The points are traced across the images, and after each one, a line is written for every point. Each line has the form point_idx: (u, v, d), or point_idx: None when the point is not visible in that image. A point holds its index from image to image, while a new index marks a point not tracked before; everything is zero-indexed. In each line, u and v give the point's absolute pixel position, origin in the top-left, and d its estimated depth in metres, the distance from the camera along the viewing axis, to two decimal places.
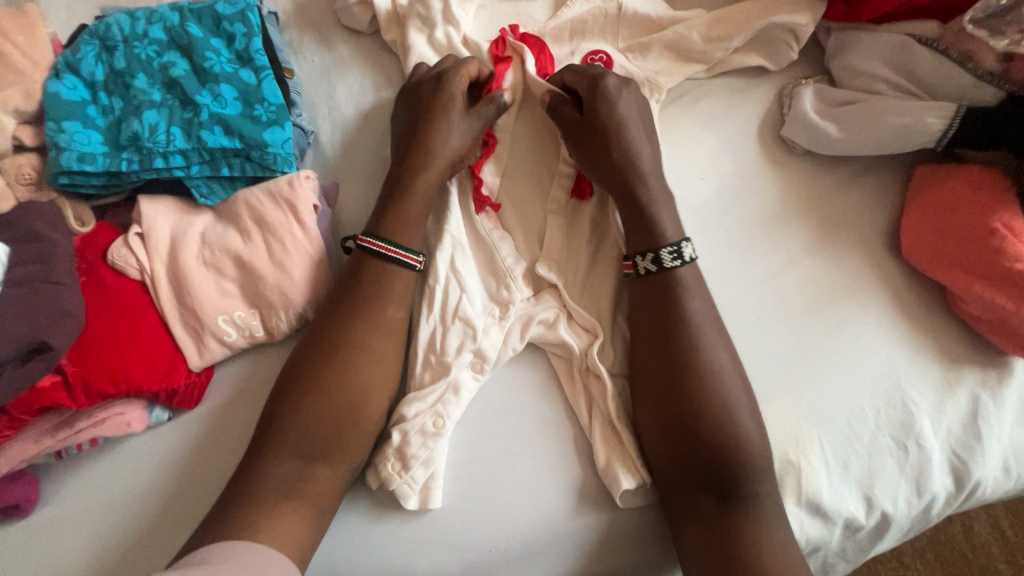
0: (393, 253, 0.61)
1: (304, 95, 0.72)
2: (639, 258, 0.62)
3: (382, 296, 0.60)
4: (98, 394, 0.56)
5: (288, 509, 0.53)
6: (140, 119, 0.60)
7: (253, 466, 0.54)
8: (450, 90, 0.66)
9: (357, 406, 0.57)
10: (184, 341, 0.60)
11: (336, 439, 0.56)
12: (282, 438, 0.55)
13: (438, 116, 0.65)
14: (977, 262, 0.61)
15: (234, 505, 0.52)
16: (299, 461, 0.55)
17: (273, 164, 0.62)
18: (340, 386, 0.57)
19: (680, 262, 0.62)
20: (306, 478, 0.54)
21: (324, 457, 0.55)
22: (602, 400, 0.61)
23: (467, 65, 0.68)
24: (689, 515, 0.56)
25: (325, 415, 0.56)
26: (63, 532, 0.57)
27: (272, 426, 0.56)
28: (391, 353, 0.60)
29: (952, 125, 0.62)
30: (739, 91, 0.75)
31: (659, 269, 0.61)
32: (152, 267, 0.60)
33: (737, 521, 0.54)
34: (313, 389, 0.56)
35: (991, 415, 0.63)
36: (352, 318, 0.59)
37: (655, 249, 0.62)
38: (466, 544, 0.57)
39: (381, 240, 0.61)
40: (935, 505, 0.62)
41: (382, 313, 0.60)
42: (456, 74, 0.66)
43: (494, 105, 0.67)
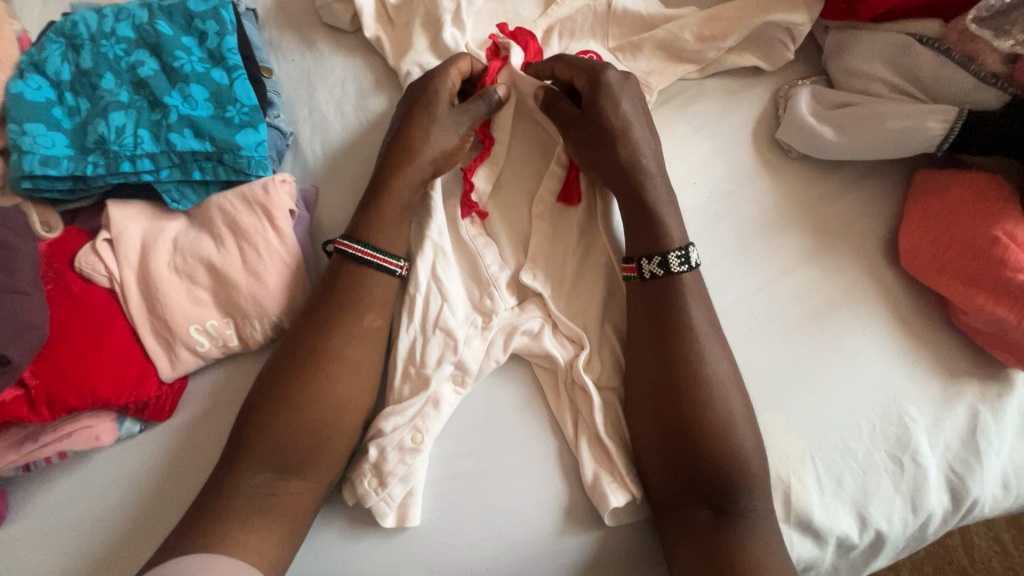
0: (373, 258, 0.59)
1: (283, 95, 0.70)
2: (645, 261, 0.60)
3: (359, 305, 0.58)
4: (62, 407, 0.54)
5: (257, 527, 0.51)
6: (107, 121, 0.58)
7: (222, 481, 0.52)
8: (435, 89, 0.63)
9: (332, 420, 0.55)
10: (155, 351, 0.58)
11: (310, 453, 0.54)
12: (253, 452, 0.53)
13: (421, 118, 0.63)
14: (977, 272, 0.59)
15: (201, 524, 0.50)
16: (269, 478, 0.53)
17: (246, 168, 0.60)
18: (314, 399, 0.55)
19: (686, 267, 0.60)
20: (277, 494, 0.52)
21: (299, 469, 0.53)
22: (588, 414, 0.59)
23: (458, 63, 0.66)
24: (676, 533, 0.54)
25: (298, 429, 0.54)
26: (28, 548, 0.55)
27: (243, 440, 0.54)
28: (369, 364, 0.58)
29: (954, 130, 0.59)
30: (732, 92, 0.72)
31: (666, 273, 0.59)
32: (122, 274, 0.58)
33: (726, 543, 0.52)
34: (285, 401, 0.54)
35: (991, 430, 0.61)
36: (328, 328, 0.57)
37: (662, 252, 0.60)
38: (444, 562, 0.56)
39: (360, 243, 0.59)
40: (932, 523, 0.59)
41: (359, 323, 0.58)
42: (448, 71, 0.64)
43: (483, 103, 0.65)
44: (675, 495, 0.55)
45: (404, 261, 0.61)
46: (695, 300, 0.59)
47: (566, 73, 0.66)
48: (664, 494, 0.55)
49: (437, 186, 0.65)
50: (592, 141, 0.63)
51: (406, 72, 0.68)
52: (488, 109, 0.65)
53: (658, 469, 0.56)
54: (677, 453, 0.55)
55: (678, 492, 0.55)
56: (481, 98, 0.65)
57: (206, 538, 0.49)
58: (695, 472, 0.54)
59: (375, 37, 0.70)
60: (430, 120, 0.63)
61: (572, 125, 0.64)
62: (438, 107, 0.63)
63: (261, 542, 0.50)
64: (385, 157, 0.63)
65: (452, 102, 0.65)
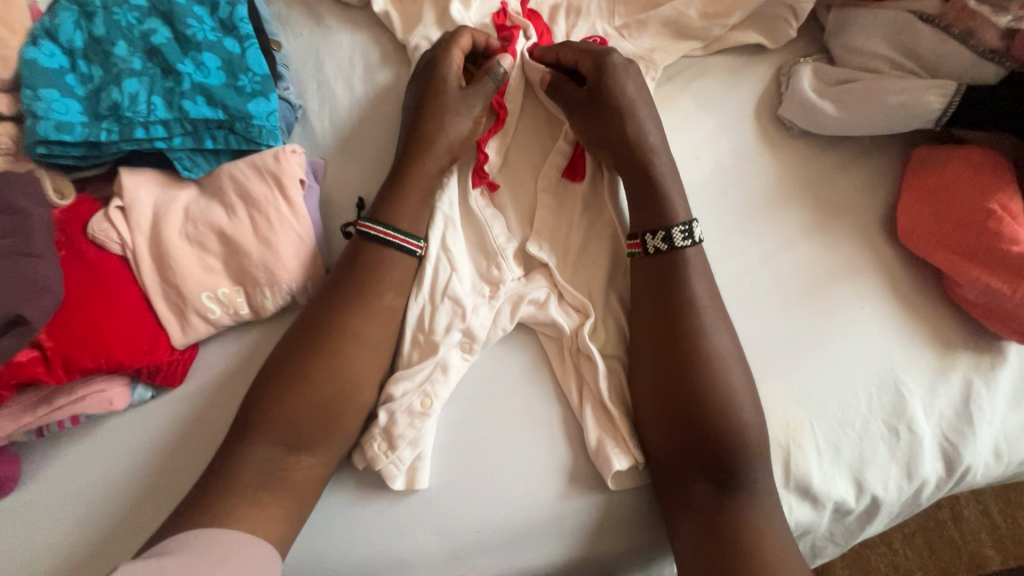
0: (393, 239, 0.60)
1: (291, 68, 0.71)
2: (649, 236, 0.62)
3: (373, 281, 0.59)
4: (79, 369, 0.55)
5: (265, 502, 0.52)
6: (121, 88, 0.59)
7: (230, 454, 0.53)
8: (443, 71, 0.65)
9: (343, 393, 0.56)
10: (168, 317, 0.59)
11: (324, 427, 0.55)
12: (263, 428, 0.54)
13: (432, 99, 0.64)
14: (973, 245, 0.60)
15: (213, 488, 0.51)
16: (283, 448, 0.54)
17: (258, 137, 0.60)
18: (329, 371, 0.56)
19: (690, 241, 0.61)
20: (286, 468, 0.53)
21: (309, 444, 0.54)
22: (593, 382, 0.60)
23: (460, 36, 0.66)
24: (671, 501, 0.56)
25: (309, 402, 0.55)
26: (44, 510, 0.56)
27: (252, 415, 0.54)
28: (382, 340, 0.59)
29: (953, 104, 0.61)
30: (737, 70, 0.73)
31: (670, 247, 0.60)
32: (134, 241, 0.59)
33: (727, 513, 0.54)
34: (298, 375, 0.55)
35: (984, 399, 0.62)
36: (342, 303, 0.58)
37: (666, 227, 0.61)
38: (453, 526, 0.57)
39: (381, 225, 0.60)
40: (926, 489, 0.61)
41: (373, 300, 0.59)
42: (449, 53, 0.65)
43: (489, 78, 0.66)
44: (678, 467, 0.56)
45: (423, 241, 0.62)
46: (699, 269, 0.61)
47: (569, 57, 0.67)
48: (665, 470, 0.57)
49: (454, 167, 0.66)
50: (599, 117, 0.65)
51: (415, 45, 0.69)
52: (495, 84, 0.66)
53: (657, 439, 0.57)
54: (681, 424, 0.56)
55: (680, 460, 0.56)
56: (488, 75, 0.66)
57: (219, 512, 0.50)
58: (698, 446, 0.55)
59: (383, 11, 0.71)
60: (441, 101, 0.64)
61: (579, 104, 0.66)
62: (447, 89, 0.65)
63: (265, 512, 0.52)
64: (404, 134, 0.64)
65: (460, 85, 0.66)
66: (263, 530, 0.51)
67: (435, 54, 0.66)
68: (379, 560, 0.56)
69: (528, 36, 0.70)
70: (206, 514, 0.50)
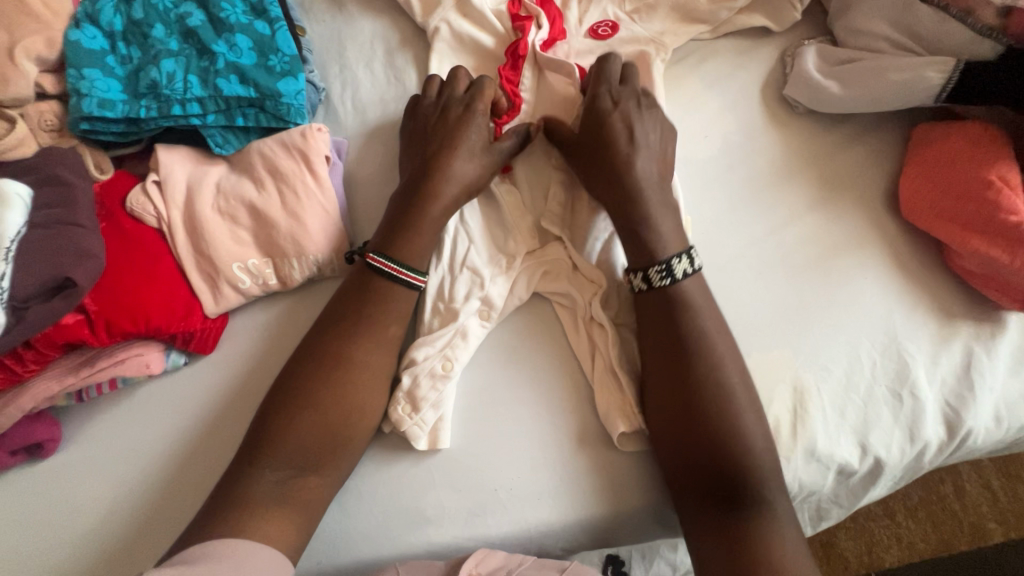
0: (402, 275, 0.61)
1: (315, 53, 0.75)
2: (632, 275, 0.62)
3: (378, 311, 0.60)
4: (120, 332, 0.58)
5: (274, 517, 0.52)
6: (159, 68, 0.62)
7: (238, 476, 0.53)
8: (472, 121, 0.66)
9: (349, 419, 0.56)
10: (201, 287, 0.62)
11: (326, 459, 0.55)
12: (269, 453, 0.54)
13: (457, 141, 0.65)
14: (972, 216, 0.62)
15: (226, 506, 0.52)
16: (289, 471, 0.54)
17: (286, 115, 0.63)
18: (334, 401, 0.56)
19: (668, 280, 0.60)
20: (294, 490, 0.54)
21: (316, 467, 0.55)
22: (604, 347, 0.62)
23: (484, 90, 0.68)
24: (683, 509, 0.56)
25: (315, 428, 0.55)
26: (89, 470, 0.60)
27: (260, 438, 0.55)
28: (381, 369, 0.59)
29: (953, 79, 0.63)
30: (743, 52, 0.76)
31: (648, 288, 0.61)
32: (169, 214, 0.62)
33: (742, 497, 0.54)
34: (301, 400, 0.56)
35: (985, 367, 0.64)
36: (348, 331, 0.59)
37: (645, 266, 0.61)
38: (472, 484, 0.60)
39: (392, 261, 0.61)
40: (928, 452, 0.63)
41: (377, 330, 0.60)
42: (480, 108, 0.67)
43: (516, 138, 0.67)
44: (685, 472, 0.56)
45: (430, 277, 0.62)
46: None
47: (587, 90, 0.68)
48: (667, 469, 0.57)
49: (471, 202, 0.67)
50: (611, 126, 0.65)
51: (435, 27, 0.73)
52: (522, 142, 0.67)
53: (659, 428, 0.58)
54: (685, 429, 0.56)
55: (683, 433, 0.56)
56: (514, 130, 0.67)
57: (237, 523, 0.51)
58: (711, 420, 0.56)
59: None
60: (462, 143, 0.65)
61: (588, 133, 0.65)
62: (473, 133, 0.66)
63: (276, 533, 0.52)
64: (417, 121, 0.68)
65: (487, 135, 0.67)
66: (275, 545, 0.51)
67: (468, 103, 0.67)
68: (401, 517, 0.59)
69: (540, 27, 0.71)
70: (221, 523, 0.51)
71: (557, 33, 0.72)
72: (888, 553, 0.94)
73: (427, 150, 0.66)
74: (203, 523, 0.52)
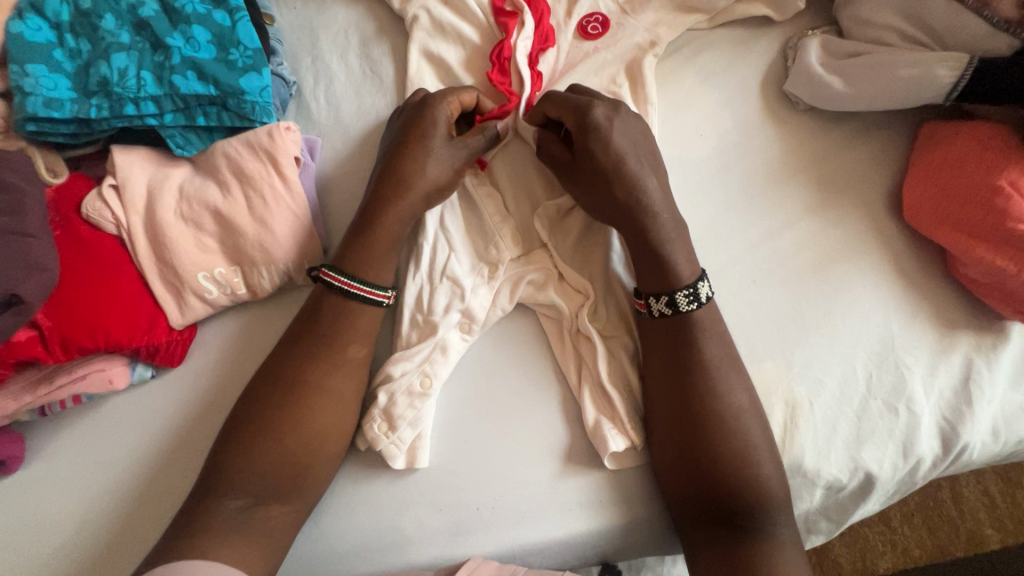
0: (359, 291, 0.57)
1: (285, 44, 0.70)
2: (653, 299, 0.58)
3: (342, 334, 0.57)
4: (77, 348, 0.55)
5: (234, 544, 0.50)
6: (109, 63, 0.57)
7: (197, 508, 0.51)
8: (432, 117, 0.60)
9: (312, 448, 0.54)
10: (164, 297, 0.58)
11: (295, 490, 0.53)
12: (229, 492, 0.51)
13: (416, 142, 0.60)
14: (979, 223, 0.59)
15: (187, 536, 0.49)
16: (250, 500, 0.52)
17: (250, 114, 0.59)
18: (293, 431, 0.53)
19: (695, 305, 0.57)
20: (256, 520, 0.51)
21: (279, 496, 0.52)
22: (592, 362, 0.59)
23: (461, 92, 0.63)
24: (687, 523, 0.54)
25: (277, 459, 0.53)
26: (50, 489, 0.57)
27: (220, 469, 0.52)
28: (351, 393, 0.57)
29: (965, 76, 0.59)
30: (742, 43, 0.72)
31: (675, 313, 0.57)
32: (129, 220, 0.58)
33: (730, 519, 0.52)
34: (261, 431, 0.53)
35: (985, 380, 0.61)
36: (310, 355, 0.56)
37: (670, 290, 0.57)
38: (453, 502, 0.57)
39: (346, 275, 0.58)
40: (921, 468, 0.60)
41: (336, 352, 0.56)
42: (445, 101, 0.61)
43: (483, 136, 0.62)
44: (675, 487, 0.54)
45: (391, 291, 0.59)
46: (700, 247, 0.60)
47: (554, 112, 0.61)
48: (672, 477, 0.55)
49: (432, 212, 0.63)
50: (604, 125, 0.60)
51: (413, 16, 0.68)
52: (485, 144, 0.62)
53: (662, 439, 0.56)
54: (672, 447, 0.55)
55: (675, 454, 0.54)
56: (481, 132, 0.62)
57: (192, 548, 0.49)
58: (699, 439, 0.54)
59: None
60: (422, 149, 0.60)
61: (567, 159, 0.61)
62: (434, 136, 0.60)
63: (239, 560, 0.50)
64: (394, 125, 0.64)
65: (449, 135, 0.61)
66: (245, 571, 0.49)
67: (430, 98, 0.61)
68: (378, 539, 0.56)
69: (524, 24, 0.66)
70: (180, 548, 0.49)
71: (542, 37, 0.67)
72: (882, 559, 0.95)
73: (391, 150, 0.61)
74: (166, 546, 0.49)
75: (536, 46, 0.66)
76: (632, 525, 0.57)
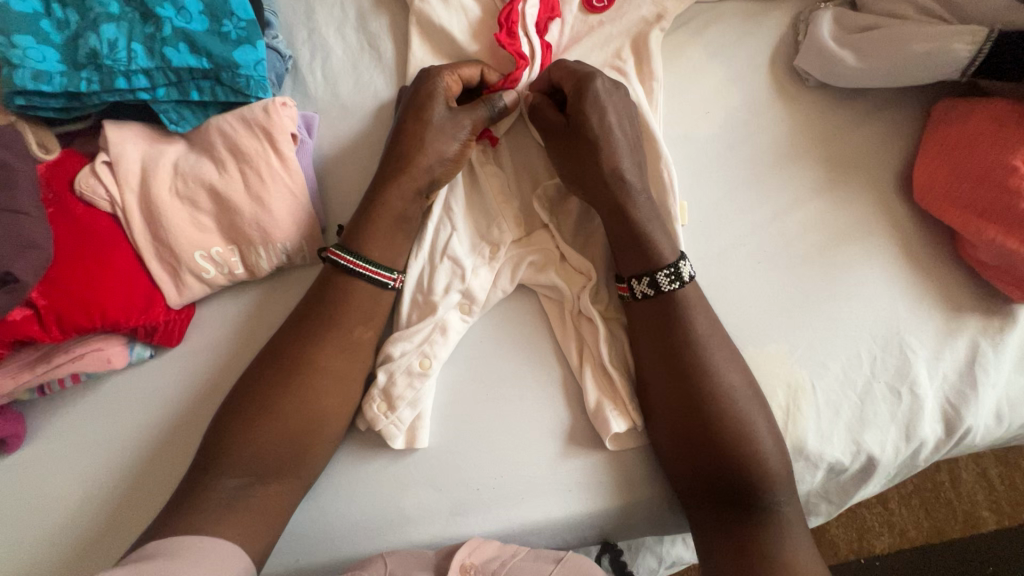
0: (364, 270, 0.57)
1: (280, 16, 0.68)
2: (635, 281, 0.57)
3: (342, 314, 0.56)
4: (73, 327, 0.54)
5: (233, 517, 0.50)
6: (99, 34, 0.56)
7: (195, 486, 0.51)
8: (431, 88, 0.59)
9: (311, 427, 0.54)
10: (161, 277, 0.58)
11: (296, 470, 0.53)
12: (233, 475, 0.51)
13: (416, 116, 0.59)
14: (992, 204, 0.57)
15: (186, 511, 0.50)
16: (250, 478, 0.52)
17: (245, 88, 0.58)
18: (292, 412, 0.53)
19: (677, 284, 0.56)
20: (257, 496, 0.51)
21: (278, 473, 0.52)
22: (593, 343, 0.59)
23: (462, 65, 0.62)
24: (689, 504, 0.54)
25: (277, 438, 0.53)
26: (51, 467, 0.57)
27: (219, 449, 0.52)
28: (350, 373, 0.56)
29: (982, 52, 0.58)
30: (751, 17, 0.70)
31: (657, 293, 0.56)
32: (123, 198, 0.57)
33: (729, 497, 0.52)
34: (261, 411, 0.53)
35: (990, 363, 0.60)
36: (309, 334, 0.56)
37: (651, 270, 0.57)
38: (453, 483, 0.57)
39: (350, 253, 0.57)
40: (923, 450, 0.59)
41: (336, 331, 0.56)
42: (445, 73, 0.60)
43: (485, 107, 0.61)
44: (677, 468, 0.54)
45: (397, 272, 0.58)
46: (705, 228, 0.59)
47: (558, 76, 0.61)
48: (673, 458, 0.54)
49: (438, 194, 0.62)
50: (592, 101, 0.58)
51: None
52: (490, 115, 0.61)
53: (664, 421, 0.55)
54: (674, 428, 0.55)
55: (676, 435, 0.54)
56: (483, 103, 0.61)
57: (196, 524, 0.49)
58: (701, 420, 0.53)
59: None
60: (424, 119, 0.59)
61: (555, 134, 0.60)
62: (433, 107, 0.59)
63: (240, 534, 0.50)
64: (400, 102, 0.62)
65: (449, 106, 0.60)
66: (247, 546, 0.50)
67: (431, 71, 0.60)
68: (379, 519, 0.56)
69: None
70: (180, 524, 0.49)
71: (548, 7, 0.65)
72: (879, 539, 0.96)
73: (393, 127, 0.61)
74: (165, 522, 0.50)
75: (541, 15, 0.64)
76: (632, 504, 0.57)
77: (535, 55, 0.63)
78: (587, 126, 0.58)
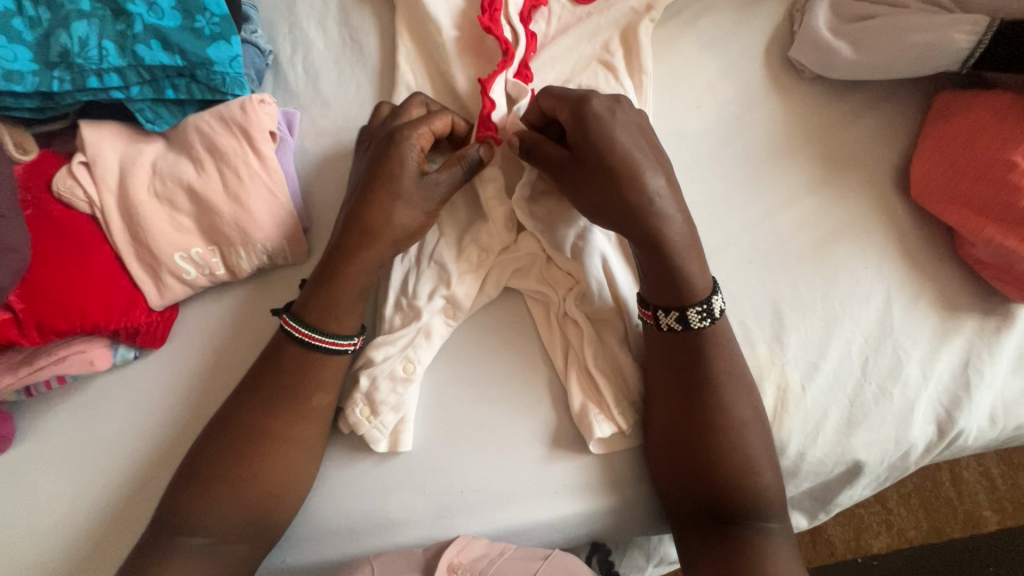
0: (320, 342, 0.55)
1: (260, 10, 0.67)
2: (662, 313, 0.54)
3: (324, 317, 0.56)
4: (52, 330, 0.54)
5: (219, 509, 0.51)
6: (69, 32, 0.55)
7: (183, 489, 0.52)
8: (399, 157, 0.55)
9: (292, 429, 0.54)
10: (142, 278, 0.57)
11: (280, 474, 0.53)
12: (218, 478, 0.52)
13: (386, 188, 0.55)
14: (991, 201, 0.55)
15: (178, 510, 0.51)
16: (232, 480, 0.52)
17: (221, 86, 0.57)
18: (276, 414, 0.54)
19: (707, 322, 0.54)
20: (240, 498, 0.52)
21: (260, 475, 0.52)
22: (578, 346, 0.58)
23: (427, 121, 0.57)
24: (672, 506, 0.54)
25: (259, 438, 0.53)
26: (39, 469, 0.57)
27: (208, 450, 0.53)
28: (332, 375, 0.56)
29: (982, 43, 0.55)
30: (746, 5, 0.68)
31: (684, 329, 0.53)
32: (102, 199, 0.56)
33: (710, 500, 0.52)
34: (247, 414, 0.54)
35: (986, 364, 0.59)
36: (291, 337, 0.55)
37: (681, 305, 0.54)
38: (437, 486, 0.56)
39: (305, 325, 0.55)
40: (913, 454, 0.58)
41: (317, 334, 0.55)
42: (410, 134, 0.56)
43: (461, 166, 0.57)
44: (662, 471, 0.54)
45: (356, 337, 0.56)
46: None
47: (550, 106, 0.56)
48: (657, 461, 0.54)
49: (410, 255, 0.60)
50: (599, 127, 0.53)
51: None
52: (467, 170, 0.57)
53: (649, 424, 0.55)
54: (658, 431, 0.54)
55: (660, 437, 0.54)
56: (459, 162, 0.57)
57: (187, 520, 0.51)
58: (684, 424, 0.53)
59: None
60: (398, 190, 0.55)
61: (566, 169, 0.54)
62: (403, 178, 0.55)
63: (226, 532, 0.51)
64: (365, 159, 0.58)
65: (422, 170, 0.56)
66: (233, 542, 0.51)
67: (398, 130, 0.56)
68: (362, 522, 0.56)
69: None
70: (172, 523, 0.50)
71: None
72: (877, 539, 0.95)
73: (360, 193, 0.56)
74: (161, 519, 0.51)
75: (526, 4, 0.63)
76: (617, 506, 0.56)
77: (519, 40, 0.61)
78: (594, 151, 0.52)
